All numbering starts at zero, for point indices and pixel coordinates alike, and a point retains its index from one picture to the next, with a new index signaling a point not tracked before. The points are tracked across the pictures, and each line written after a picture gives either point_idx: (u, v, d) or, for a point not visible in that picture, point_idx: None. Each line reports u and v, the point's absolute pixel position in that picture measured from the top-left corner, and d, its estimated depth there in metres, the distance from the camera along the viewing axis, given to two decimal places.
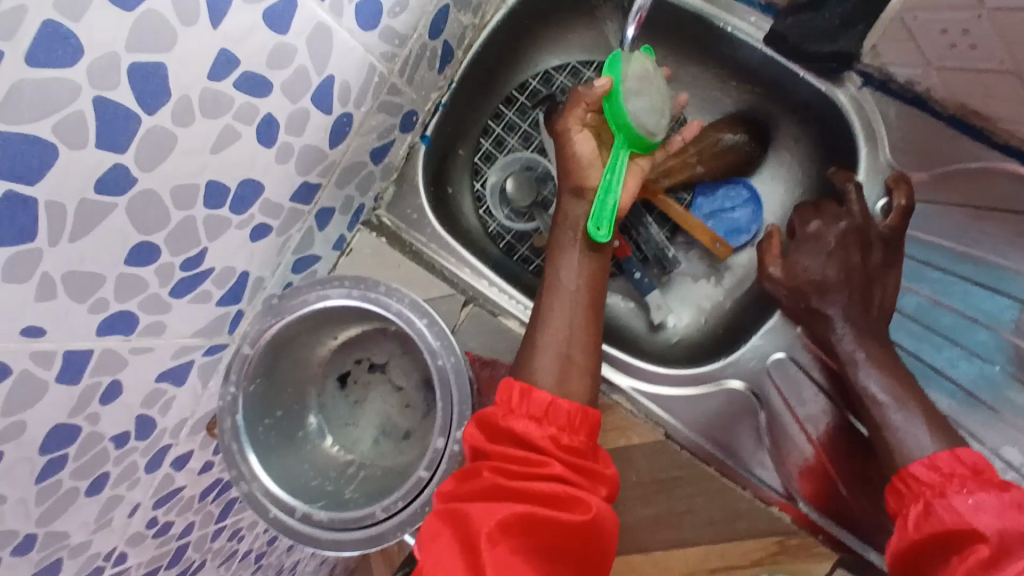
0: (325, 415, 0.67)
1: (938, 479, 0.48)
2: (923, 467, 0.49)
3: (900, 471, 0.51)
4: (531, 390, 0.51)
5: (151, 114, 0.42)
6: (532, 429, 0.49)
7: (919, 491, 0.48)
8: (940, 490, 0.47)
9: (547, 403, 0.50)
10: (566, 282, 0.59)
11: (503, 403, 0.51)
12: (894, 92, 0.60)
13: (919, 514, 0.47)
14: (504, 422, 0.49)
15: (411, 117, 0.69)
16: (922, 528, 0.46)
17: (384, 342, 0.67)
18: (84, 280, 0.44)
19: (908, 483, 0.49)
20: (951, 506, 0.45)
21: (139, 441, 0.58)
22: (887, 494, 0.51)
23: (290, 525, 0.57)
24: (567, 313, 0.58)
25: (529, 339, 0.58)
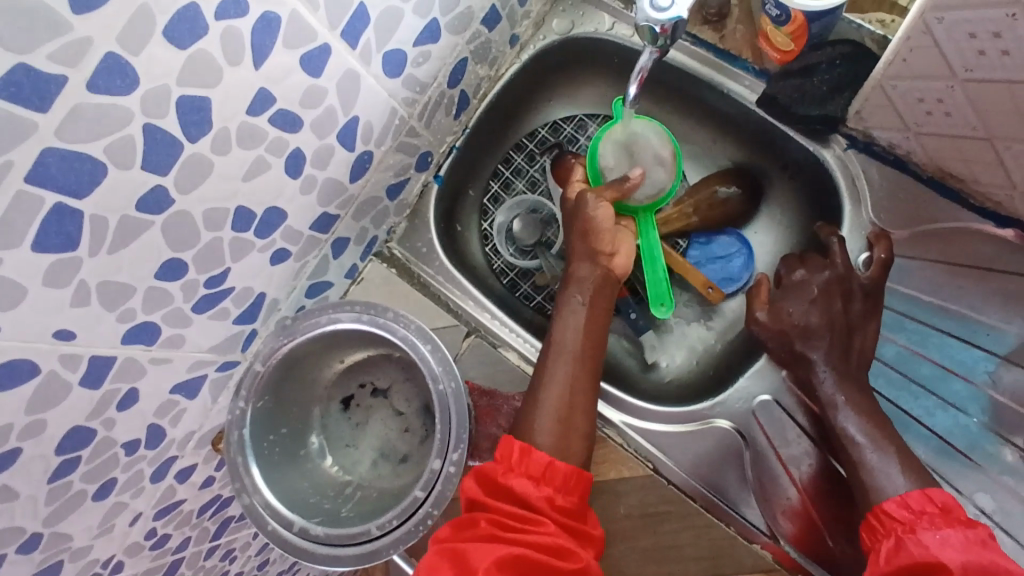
0: (326, 436, 0.70)
1: (909, 516, 0.50)
2: (896, 504, 0.51)
3: (874, 506, 0.53)
4: (530, 451, 0.53)
5: (192, 142, 0.46)
6: (530, 488, 0.51)
7: (890, 526, 0.51)
8: (911, 527, 0.49)
9: (546, 464, 0.52)
10: (570, 345, 0.62)
11: (503, 459, 0.53)
12: (876, 154, 0.65)
13: (890, 548, 0.50)
14: (503, 479, 0.52)
15: (426, 157, 0.73)
16: (891, 562, 0.49)
17: (388, 368, 0.70)
18: (116, 290, 0.48)
19: (881, 518, 0.52)
20: (921, 544, 0.48)
21: (148, 449, 0.61)
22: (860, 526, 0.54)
23: (287, 538, 0.59)
24: (571, 376, 0.61)
25: (533, 397, 0.60)
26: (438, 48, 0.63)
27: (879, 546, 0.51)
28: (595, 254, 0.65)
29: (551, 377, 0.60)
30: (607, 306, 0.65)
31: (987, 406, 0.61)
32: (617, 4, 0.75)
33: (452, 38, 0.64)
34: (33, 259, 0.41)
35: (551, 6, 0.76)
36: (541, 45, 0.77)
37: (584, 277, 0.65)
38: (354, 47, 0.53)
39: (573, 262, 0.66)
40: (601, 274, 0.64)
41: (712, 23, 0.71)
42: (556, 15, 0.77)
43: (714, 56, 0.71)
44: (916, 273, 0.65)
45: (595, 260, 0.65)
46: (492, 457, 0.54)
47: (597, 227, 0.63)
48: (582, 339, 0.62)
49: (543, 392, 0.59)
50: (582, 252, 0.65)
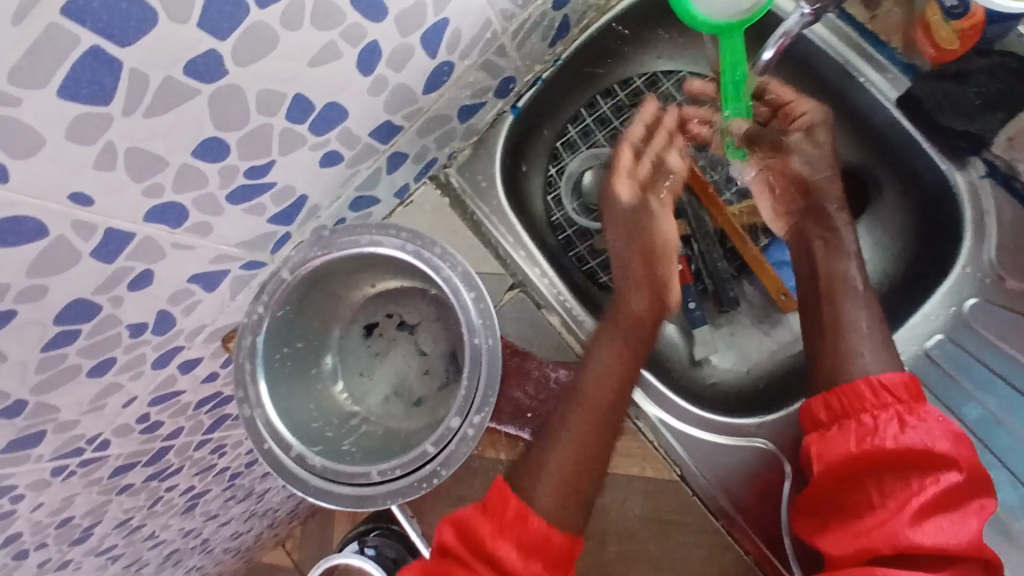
0: (341, 358, 0.65)
1: (903, 398, 0.51)
2: (897, 382, 0.52)
3: (866, 377, 0.53)
4: (524, 521, 0.50)
5: (261, 8, 0.39)
6: (516, 560, 0.48)
7: (883, 402, 0.51)
8: (910, 407, 0.50)
9: (537, 543, 0.50)
10: (588, 391, 0.58)
11: (496, 515, 0.50)
12: (1016, 193, 0.57)
13: (883, 426, 0.50)
14: (490, 543, 0.49)
15: (509, 83, 0.66)
16: (886, 439, 0.49)
17: (420, 303, 0.65)
18: (146, 160, 0.42)
19: (875, 390, 0.52)
20: (921, 431, 0.48)
21: (154, 334, 0.57)
22: (838, 389, 0.53)
23: (281, 462, 0.54)
24: (582, 428, 0.57)
25: (531, 459, 0.56)
26: None
27: (864, 421, 0.51)
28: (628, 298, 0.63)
29: (546, 451, 0.56)
30: (649, 278, 0.64)
31: None
32: None
33: None
34: (57, 106, 0.35)
35: None
36: None
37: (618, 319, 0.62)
38: None
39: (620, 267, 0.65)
40: (638, 248, 0.64)
41: None
42: None
43: (859, 37, 0.62)
44: None
45: (649, 301, 0.63)
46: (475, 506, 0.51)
47: (626, 318, 0.62)
48: (608, 388, 0.58)
49: (534, 462, 0.56)
50: (625, 180, 0.65)
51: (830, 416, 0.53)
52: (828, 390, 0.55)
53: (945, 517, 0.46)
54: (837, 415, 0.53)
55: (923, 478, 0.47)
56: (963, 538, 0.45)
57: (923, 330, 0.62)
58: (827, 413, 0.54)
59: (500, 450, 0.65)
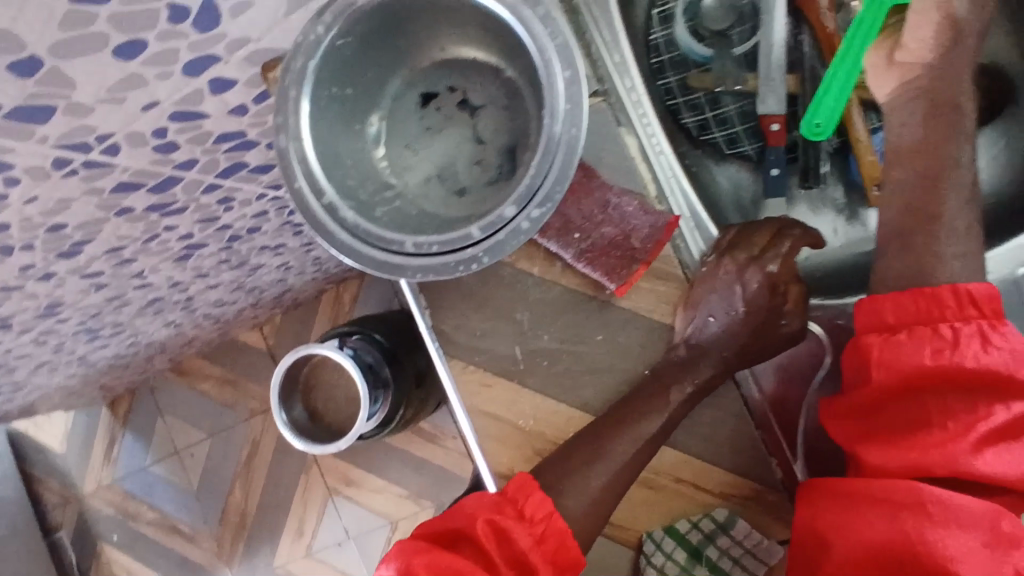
0: (388, 124, 0.58)
1: (992, 313, 0.49)
2: (980, 296, 0.49)
3: (953, 285, 0.50)
4: (526, 515, 0.53)
5: None
6: (519, 532, 0.52)
7: (965, 316, 0.49)
8: (994, 324, 0.48)
9: (546, 514, 0.54)
10: (703, 373, 0.62)
11: (513, 501, 0.53)
12: None
13: (963, 341, 0.47)
14: (499, 520, 0.51)
15: None
16: (965, 359, 0.47)
17: (490, 85, 0.57)
18: None
19: (961, 301, 0.49)
20: (1006, 356, 0.46)
21: (193, 30, 0.49)
22: (918, 292, 0.51)
23: (310, 206, 0.49)
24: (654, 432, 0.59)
25: (618, 423, 0.59)
26: None
27: (942, 333, 0.48)
28: (762, 261, 0.64)
29: (653, 406, 0.59)
30: (735, 264, 0.64)
31: None
32: None
33: None
34: None
35: None
36: None
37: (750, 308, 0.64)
38: None
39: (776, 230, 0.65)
40: (761, 280, 0.64)
41: None
42: None
43: None
44: None
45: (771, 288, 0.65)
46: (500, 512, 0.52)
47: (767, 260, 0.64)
48: (717, 372, 0.63)
49: (614, 439, 0.58)
50: (729, 258, 0.64)
51: (900, 320, 0.51)
52: (904, 291, 0.52)
53: (1008, 448, 0.45)
54: (903, 320, 0.51)
55: (993, 404, 0.46)
56: (1020, 473, 0.45)
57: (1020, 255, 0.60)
58: (897, 316, 0.51)
59: (534, 263, 0.61)
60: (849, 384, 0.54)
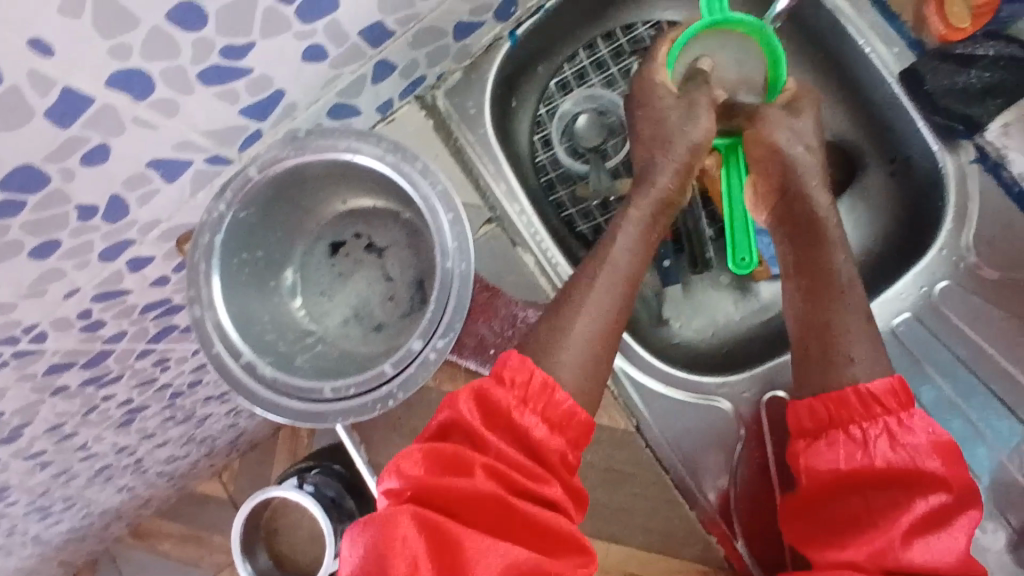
0: (303, 275, 0.62)
1: (897, 407, 0.50)
2: (882, 392, 0.50)
3: (855, 385, 0.51)
4: (528, 365, 0.49)
5: None
6: (531, 427, 0.47)
7: (872, 415, 0.50)
8: (901, 416, 0.49)
9: (549, 385, 0.49)
10: (622, 267, 0.56)
11: (516, 384, 0.48)
12: (1003, 181, 0.57)
13: (871, 441, 0.49)
14: (511, 407, 0.47)
15: (510, 6, 0.61)
16: (875, 457, 0.48)
17: (392, 228, 0.62)
18: (114, 15, 0.38)
19: (863, 400, 0.50)
20: (913, 449, 0.48)
21: (104, 222, 0.53)
22: (827, 397, 0.51)
23: (229, 368, 0.52)
24: (613, 299, 0.55)
25: (559, 318, 0.54)
26: None
27: (853, 434, 0.50)
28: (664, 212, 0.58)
29: (582, 298, 0.54)
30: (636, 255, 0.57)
31: (999, 474, 0.56)
32: None
33: None
34: None
35: None
36: None
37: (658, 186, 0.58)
38: None
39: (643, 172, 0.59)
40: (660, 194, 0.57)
41: None
42: None
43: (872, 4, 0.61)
44: (992, 323, 0.57)
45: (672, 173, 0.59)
46: (493, 375, 0.49)
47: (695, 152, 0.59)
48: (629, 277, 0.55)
49: None
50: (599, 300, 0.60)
51: (816, 424, 0.52)
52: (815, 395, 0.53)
53: (933, 537, 0.45)
54: (823, 423, 0.52)
55: (910, 497, 0.46)
56: (951, 562, 0.44)
57: (890, 308, 0.60)
58: (814, 421, 0.52)
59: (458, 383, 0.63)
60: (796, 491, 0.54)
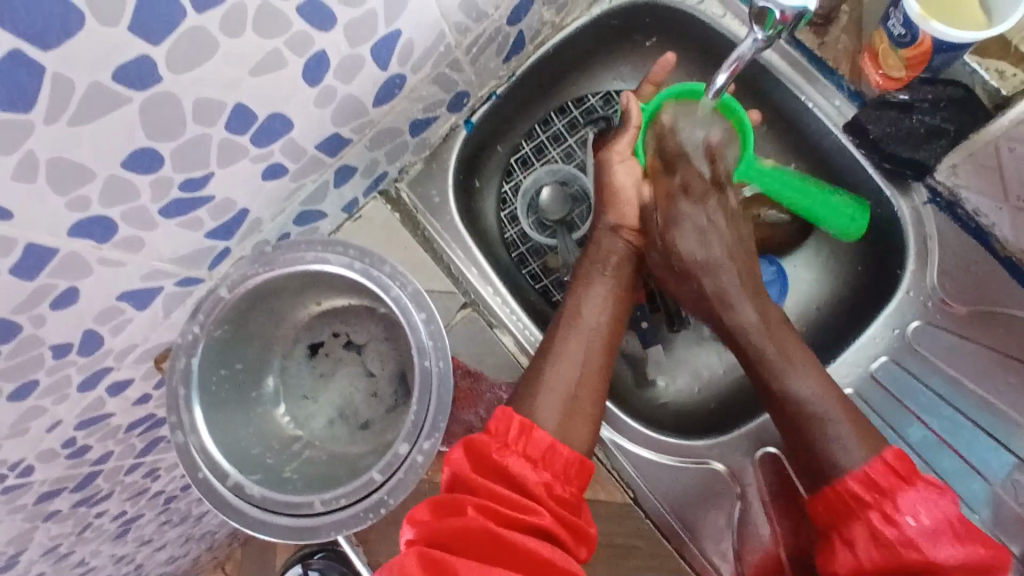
0: (283, 381, 0.62)
1: (878, 498, 0.45)
2: (858, 484, 0.46)
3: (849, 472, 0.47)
4: (529, 429, 0.48)
5: (198, 12, 0.36)
6: (527, 472, 0.46)
7: (855, 511, 0.46)
8: (892, 497, 0.44)
9: (546, 446, 0.47)
10: (589, 316, 0.56)
11: (499, 434, 0.48)
12: (958, 217, 0.59)
13: (858, 543, 0.45)
14: (499, 454, 0.46)
15: (463, 97, 0.64)
16: (867, 559, 0.44)
17: (369, 323, 0.63)
18: (70, 170, 0.38)
19: (843, 498, 0.46)
20: (895, 545, 0.43)
21: (80, 356, 0.52)
22: (823, 491, 0.48)
23: (217, 492, 0.51)
24: (584, 349, 0.55)
25: (534, 376, 0.53)
26: None
27: (842, 538, 0.46)
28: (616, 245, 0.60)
29: (557, 354, 0.54)
30: (613, 297, 0.58)
31: (996, 509, 0.55)
32: None
33: None
34: None
35: None
36: (619, 3, 0.67)
37: (606, 250, 0.60)
38: None
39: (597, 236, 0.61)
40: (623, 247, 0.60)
41: (816, 25, 0.61)
42: None
43: (808, 62, 0.63)
44: (967, 356, 0.58)
45: (618, 233, 0.60)
46: (482, 430, 0.48)
47: (620, 193, 0.60)
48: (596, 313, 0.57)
49: None
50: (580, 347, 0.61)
51: (824, 520, 0.48)
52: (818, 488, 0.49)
53: None
54: (824, 523, 0.48)
55: None
56: None
57: (867, 353, 0.63)
58: (823, 517, 0.48)
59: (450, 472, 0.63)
60: None
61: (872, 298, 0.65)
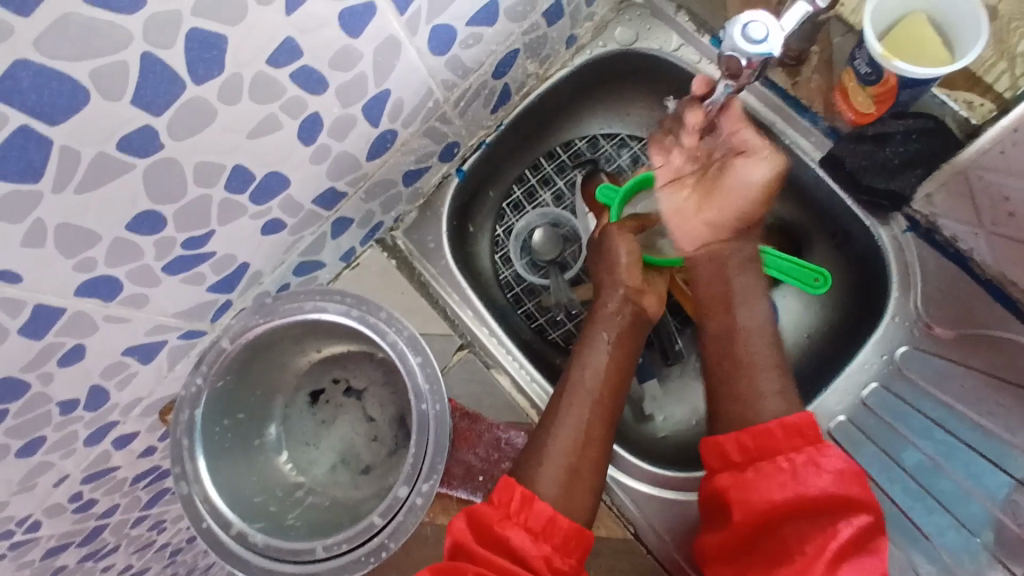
0: (286, 429, 0.64)
1: (809, 441, 0.49)
2: (783, 429, 0.50)
3: (779, 419, 0.51)
4: (532, 500, 0.49)
5: (197, 83, 0.39)
6: (527, 543, 0.47)
7: (795, 445, 0.49)
8: (818, 447, 0.49)
9: (547, 519, 0.49)
10: (588, 388, 0.57)
11: (501, 505, 0.49)
12: (937, 244, 0.61)
13: (798, 469, 0.48)
14: (499, 527, 0.47)
15: (453, 147, 0.66)
16: (807, 484, 0.47)
17: (368, 368, 0.64)
18: (78, 235, 0.41)
19: (787, 433, 0.50)
20: (834, 476, 0.46)
21: (86, 411, 0.54)
22: (754, 430, 0.51)
23: (221, 540, 0.52)
24: (583, 422, 0.56)
25: (536, 446, 0.55)
26: (492, 33, 0.56)
27: (778, 463, 0.48)
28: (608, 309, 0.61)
29: (558, 421, 0.56)
30: (613, 368, 0.59)
31: (999, 530, 0.53)
32: (689, 25, 0.68)
33: (509, 24, 0.57)
34: None
35: (617, 13, 0.69)
36: (599, 53, 0.70)
37: (611, 314, 0.61)
38: (403, 12, 0.46)
39: (600, 302, 0.62)
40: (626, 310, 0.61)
41: (788, 66, 0.65)
42: (620, 23, 0.70)
43: (785, 103, 0.66)
44: (956, 379, 0.59)
45: (627, 296, 0.61)
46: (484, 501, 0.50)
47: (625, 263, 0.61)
48: (592, 387, 0.57)
49: None
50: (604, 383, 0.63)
51: (744, 456, 0.51)
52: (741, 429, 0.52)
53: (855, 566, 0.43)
54: (750, 455, 0.51)
55: (835, 522, 0.45)
56: None
57: (857, 379, 0.64)
58: (741, 453, 0.51)
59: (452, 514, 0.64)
60: (715, 528, 0.52)
61: (859, 327, 0.66)
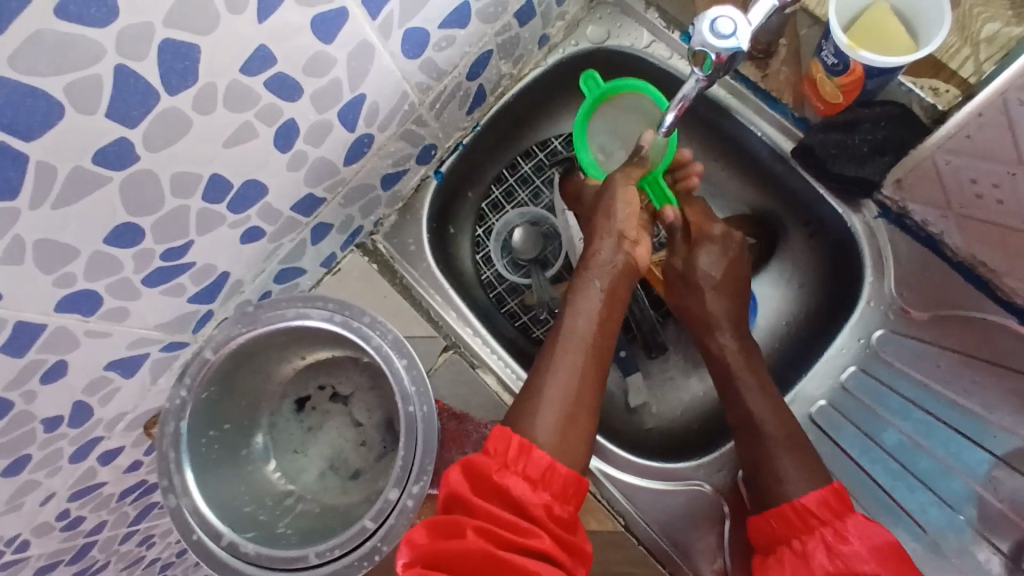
0: (273, 437, 0.63)
1: (831, 517, 0.49)
2: (816, 502, 0.50)
3: (792, 501, 0.52)
4: (530, 449, 0.48)
5: (171, 94, 0.39)
6: (527, 493, 0.46)
7: (809, 528, 0.50)
8: (836, 523, 0.49)
9: (546, 466, 0.48)
10: (582, 333, 0.56)
11: (498, 455, 0.48)
12: (908, 228, 0.63)
13: (811, 552, 0.48)
14: (497, 478, 0.47)
15: (430, 150, 0.67)
16: (815, 568, 0.47)
17: (353, 373, 0.64)
18: (56, 251, 0.40)
19: (800, 515, 0.51)
20: (846, 557, 0.46)
21: (70, 428, 0.53)
22: (772, 512, 0.52)
23: (213, 552, 0.52)
24: (578, 366, 0.55)
25: (533, 391, 0.54)
26: (465, 35, 0.57)
27: (795, 548, 0.50)
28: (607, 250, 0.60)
29: (551, 369, 0.55)
30: (609, 311, 0.58)
31: (980, 506, 0.56)
32: (659, 22, 0.69)
33: (481, 26, 0.57)
34: None
35: (588, 11, 0.70)
36: (571, 51, 0.71)
37: (607, 263, 0.60)
38: (375, 17, 0.46)
39: (595, 245, 0.60)
40: (622, 254, 0.60)
41: (756, 60, 0.66)
42: (591, 21, 0.70)
43: (754, 95, 0.67)
44: (930, 359, 0.61)
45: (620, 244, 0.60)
46: (483, 449, 0.49)
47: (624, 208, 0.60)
48: (588, 333, 0.57)
49: None
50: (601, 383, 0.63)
51: (772, 540, 0.52)
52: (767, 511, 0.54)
53: None
54: (777, 538, 0.52)
55: None
56: None
57: (836, 363, 0.65)
58: (770, 536, 0.52)
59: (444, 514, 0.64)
60: None
61: (836, 313, 0.67)
